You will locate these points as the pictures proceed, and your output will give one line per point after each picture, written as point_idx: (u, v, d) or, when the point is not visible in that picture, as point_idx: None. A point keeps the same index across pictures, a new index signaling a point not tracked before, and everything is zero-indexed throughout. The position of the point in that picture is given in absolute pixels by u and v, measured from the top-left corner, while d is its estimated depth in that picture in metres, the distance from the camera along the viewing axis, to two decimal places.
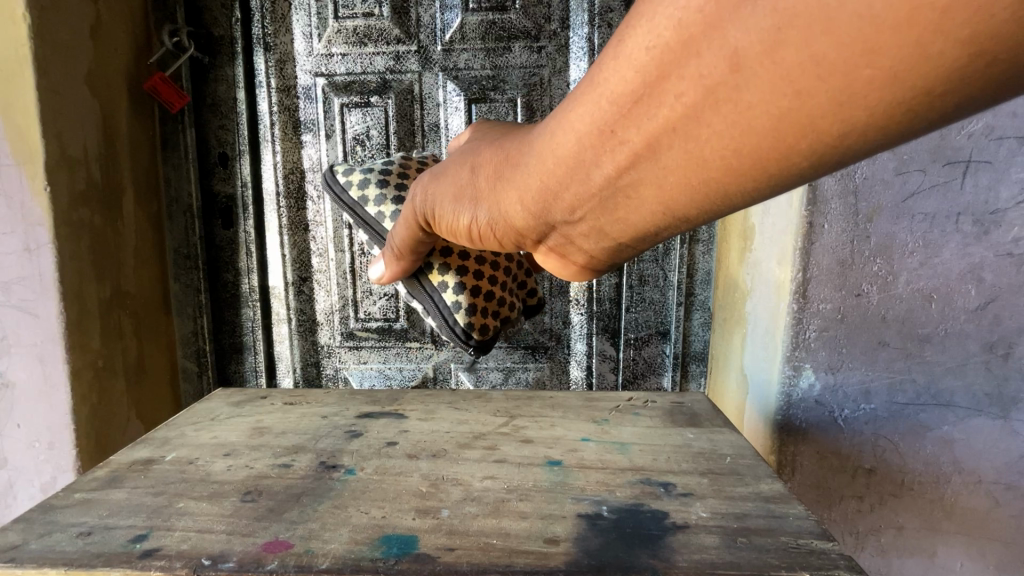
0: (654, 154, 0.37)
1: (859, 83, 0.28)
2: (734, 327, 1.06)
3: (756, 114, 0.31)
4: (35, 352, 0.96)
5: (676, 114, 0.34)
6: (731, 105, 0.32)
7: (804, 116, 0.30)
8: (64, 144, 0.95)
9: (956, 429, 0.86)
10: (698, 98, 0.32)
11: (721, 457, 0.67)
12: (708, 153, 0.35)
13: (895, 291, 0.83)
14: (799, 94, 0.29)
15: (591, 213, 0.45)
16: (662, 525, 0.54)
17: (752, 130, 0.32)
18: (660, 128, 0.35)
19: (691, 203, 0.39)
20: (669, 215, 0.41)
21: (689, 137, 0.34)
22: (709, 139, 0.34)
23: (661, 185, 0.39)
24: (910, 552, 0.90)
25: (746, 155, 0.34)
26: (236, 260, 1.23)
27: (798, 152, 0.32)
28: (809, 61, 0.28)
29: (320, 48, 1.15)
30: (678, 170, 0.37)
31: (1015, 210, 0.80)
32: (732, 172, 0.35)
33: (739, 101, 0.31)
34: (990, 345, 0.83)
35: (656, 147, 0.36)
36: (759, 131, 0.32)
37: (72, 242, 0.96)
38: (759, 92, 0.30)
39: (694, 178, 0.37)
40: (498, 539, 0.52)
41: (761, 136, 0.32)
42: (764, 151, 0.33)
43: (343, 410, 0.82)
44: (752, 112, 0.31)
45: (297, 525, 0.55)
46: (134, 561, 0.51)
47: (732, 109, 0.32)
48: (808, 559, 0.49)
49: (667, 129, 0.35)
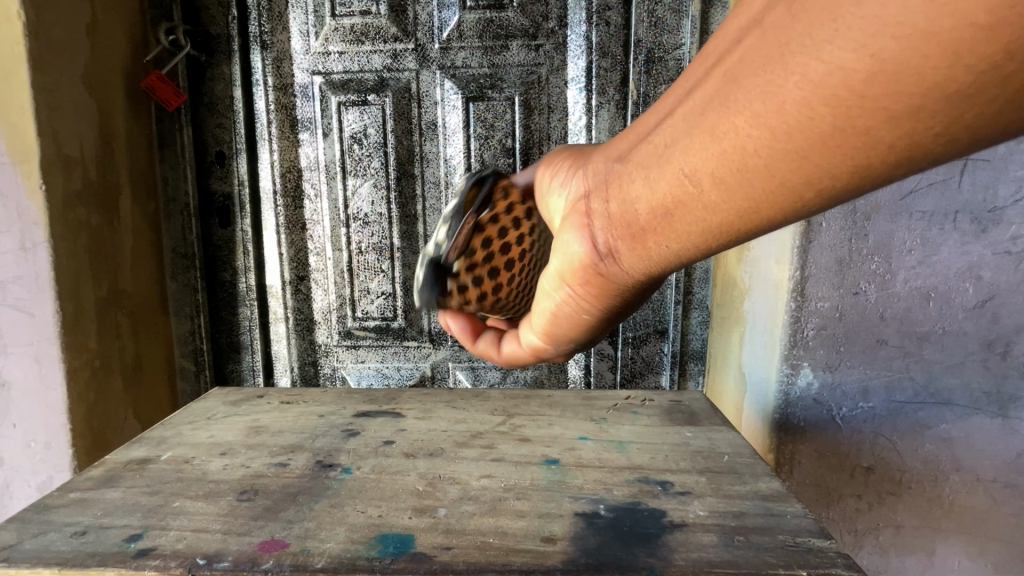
0: (692, 128, 0.35)
1: (915, 25, 0.25)
2: (732, 326, 1.06)
3: (795, 82, 0.29)
4: (31, 352, 0.96)
5: (732, 62, 0.32)
6: (776, 71, 0.30)
7: (848, 68, 0.27)
8: (59, 144, 0.94)
9: (954, 427, 0.86)
10: (748, 60, 0.31)
11: (719, 456, 0.67)
12: (749, 116, 0.31)
13: (893, 290, 0.83)
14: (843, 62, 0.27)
15: (612, 207, 0.42)
16: (660, 523, 0.54)
17: (797, 79, 0.29)
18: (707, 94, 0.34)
19: (717, 179, 0.35)
20: (684, 223, 0.38)
21: (733, 85, 0.32)
22: (749, 87, 0.31)
23: (685, 171, 0.36)
24: (908, 551, 0.90)
25: (788, 116, 0.30)
26: (234, 259, 1.23)
27: (826, 139, 0.30)
28: (862, 19, 0.26)
29: (317, 46, 1.15)
30: (714, 127, 0.33)
31: (1013, 209, 0.80)
32: (769, 139, 0.31)
33: (790, 41, 0.29)
34: (988, 343, 0.83)
35: (705, 97, 0.34)
36: (793, 104, 0.30)
37: (68, 242, 0.96)
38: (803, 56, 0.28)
39: (725, 142, 0.33)
40: (495, 538, 0.52)
41: (805, 81, 0.29)
42: (793, 134, 0.30)
43: (340, 409, 0.82)
44: (791, 57, 0.29)
45: (293, 524, 0.55)
46: (128, 561, 0.50)
47: (775, 75, 0.30)
48: (806, 558, 0.49)
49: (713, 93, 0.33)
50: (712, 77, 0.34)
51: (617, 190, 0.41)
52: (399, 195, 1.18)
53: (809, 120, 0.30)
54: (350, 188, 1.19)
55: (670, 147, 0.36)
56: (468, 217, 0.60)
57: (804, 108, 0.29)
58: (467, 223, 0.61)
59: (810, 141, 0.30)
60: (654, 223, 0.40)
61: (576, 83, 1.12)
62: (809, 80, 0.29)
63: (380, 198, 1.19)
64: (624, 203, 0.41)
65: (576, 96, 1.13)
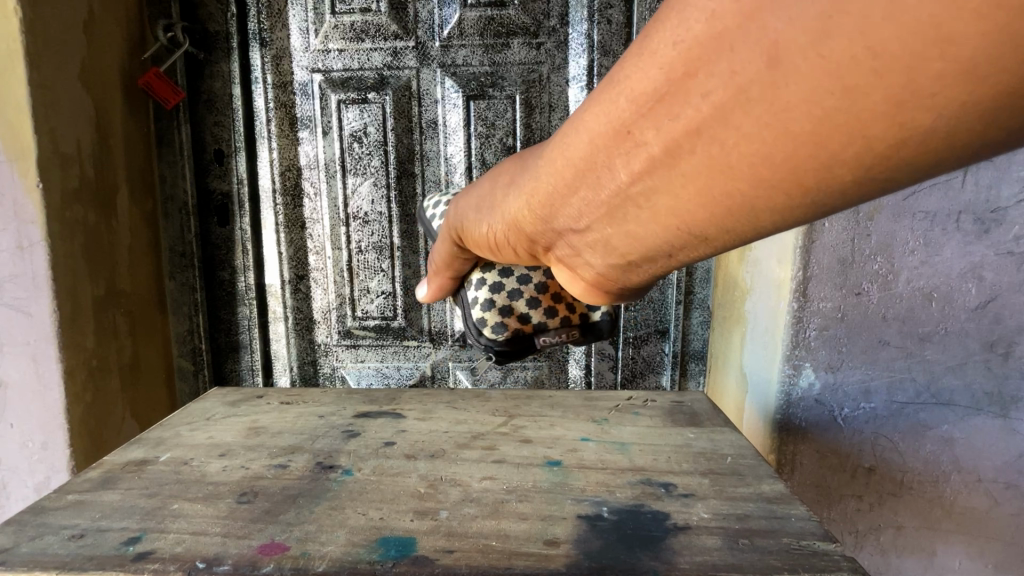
0: (671, 179, 0.32)
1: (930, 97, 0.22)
2: (733, 326, 1.06)
3: (789, 143, 0.26)
4: (29, 351, 0.95)
5: (699, 116, 0.28)
6: (765, 131, 0.27)
7: (854, 133, 0.25)
8: (57, 141, 0.93)
9: (955, 428, 0.86)
10: (722, 116, 0.27)
11: (721, 457, 0.66)
12: (741, 171, 0.29)
13: (895, 291, 0.83)
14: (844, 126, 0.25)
15: (595, 240, 0.40)
16: (663, 526, 0.53)
17: (803, 141, 0.26)
18: (675, 146, 0.30)
19: (715, 225, 0.33)
20: (682, 250, 0.37)
21: (711, 140, 0.29)
22: (732, 142, 0.28)
23: (676, 214, 0.33)
24: (908, 552, 0.90)
25: (789, 172, 0.28)
26: (232, 258, 1.22)
27: (829, 189, 0.28)
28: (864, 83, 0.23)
29: (316, 44, 1.14)
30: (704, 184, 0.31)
31: (1016, 209, 0.79)
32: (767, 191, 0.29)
33: (783, 101, 0.25)
34: (990, 344, 0.83)
35: (676, 153, 0.30)
36: (791, 163, 0.27)
37: (65, 241, 0.95)
38: (795, 117, 0.25)
39: (722, 198, 0.31)
40: (497, 541, 0.51)
41: (813, 146, 0.26)
42: (793, 186, 0.28)
43: (340, 410, 0.81)
44: (789, 118, 0.26)
45: (293, 527, 0.54)
46: (127, 565, 0.50)
47: (765, 135, 0.27)
48: (810, 561, 0.49)
49: (685, 146, 0.30)
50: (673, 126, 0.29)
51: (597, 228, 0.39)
52: (398, 193, 1.18)
53: (808, 175, 0.28)
54: (350, 186, 1.18)
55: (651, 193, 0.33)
56: (547, 337, 0.74)
57: (816, 169, 0.27)
58: (560, 333, 0.75)
59: (807, 192, 0.29)
60: (651, 254, 0.38)
61: (578, 81, 1.12)
62: (816, 142, 0.26)
63: (380, 197, 1.18)
64: (613, 239, 0.39)
65: (578, 95, 1.13)
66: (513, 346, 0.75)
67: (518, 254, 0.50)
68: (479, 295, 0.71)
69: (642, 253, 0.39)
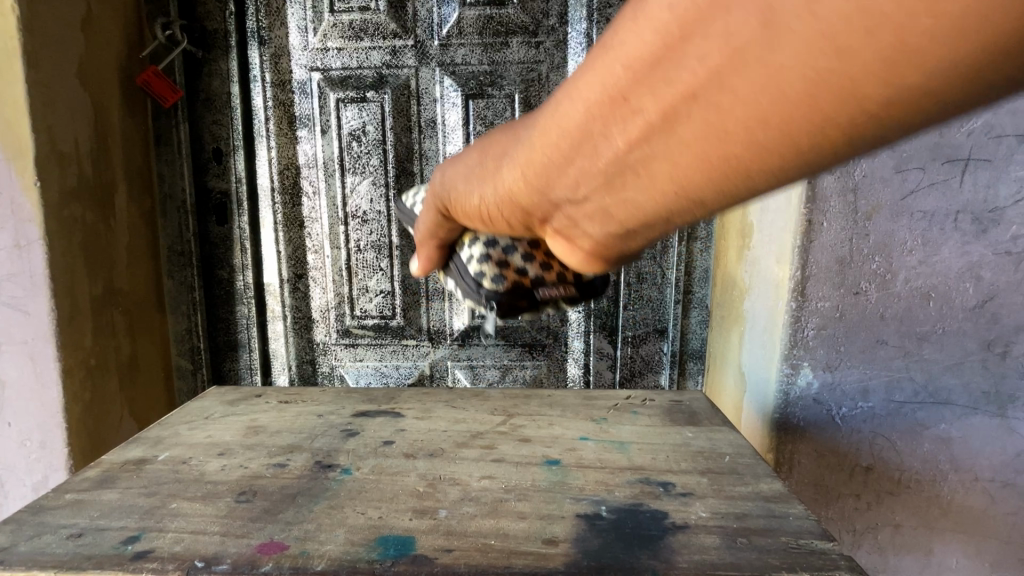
0: (668, 144, 0.30)
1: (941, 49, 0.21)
2: (732, 325, 1.06)
3: (790, 103, 0.25)
4: (27, 350, 0.95)
5: (698, 78, 0.27)
6: (767, 89, 0.25)
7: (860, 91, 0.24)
8: (55, 140, 0.93)
9: (953, 427, 0.86)
10: (721, 77, 0.26)
11: (720, 456, 0.66)
12: (741, 134, 0.28)
13: (893, 290, 0.83)
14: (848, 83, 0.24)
15: (588, 213, 0.39)
16: (662, 525, 0.54)
17: (810, 95, 0.25)
18: (672, 110, 0.29)
19: (716, 192, 0.32)
20: (679, 218, 0.36)
21: (710, 102, 0.27)
22: (732, 103, 0.27)
23: (673, 181, 0.32)
24: (906, 550, 0.90)
25: (789, 136, 0.27)
26: (231, 257, 1.22)
27: (828, 150, 0.27)
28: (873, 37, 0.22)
29: (315, 42, 1.14)
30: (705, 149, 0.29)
31: (1014, 209, 0.80)
32: (767, 155, 0.28)
33: (784, 57, 0.24)
34: (988, 343, 0.83)
35: (673, 118, 0.29)
36: (791, 125, 0.26)
37: (63, 240, 0.95)
38: (796, 75, 0.24)
39: (724, 162, 0.29)
40: (496, 540, 0.52)
41: (814, 106, 0.25)
42: (793, 149, 0.27)
43: (339, 409, 0.81)
44: (793, 74, 0.24)
45: (292, 526, 0.54)
46: (126, 564, 0.50)
47: (766, 95, 0.26)
48: (808, 559, 0.49)
49: (683, 109, 0.28)
50: (671, 89, 0.28)
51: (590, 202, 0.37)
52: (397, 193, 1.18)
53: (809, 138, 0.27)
54: (349, 185, 1.18)
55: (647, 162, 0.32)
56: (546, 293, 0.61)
57: (818, 128, 0.26)
58: (558, 286, 0.61)
59: (807, 154, 0.28)
60: (647, 224, 0.37)
61: None
62: (819, 99, 0.25)
63: (378, 196, 1.18)
64: (608, 212, 0.37)
65: None
66: (511, 310, 0.63)
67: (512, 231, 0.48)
68: (472, 254, 0.61)
69: (639, 225, 0.37)
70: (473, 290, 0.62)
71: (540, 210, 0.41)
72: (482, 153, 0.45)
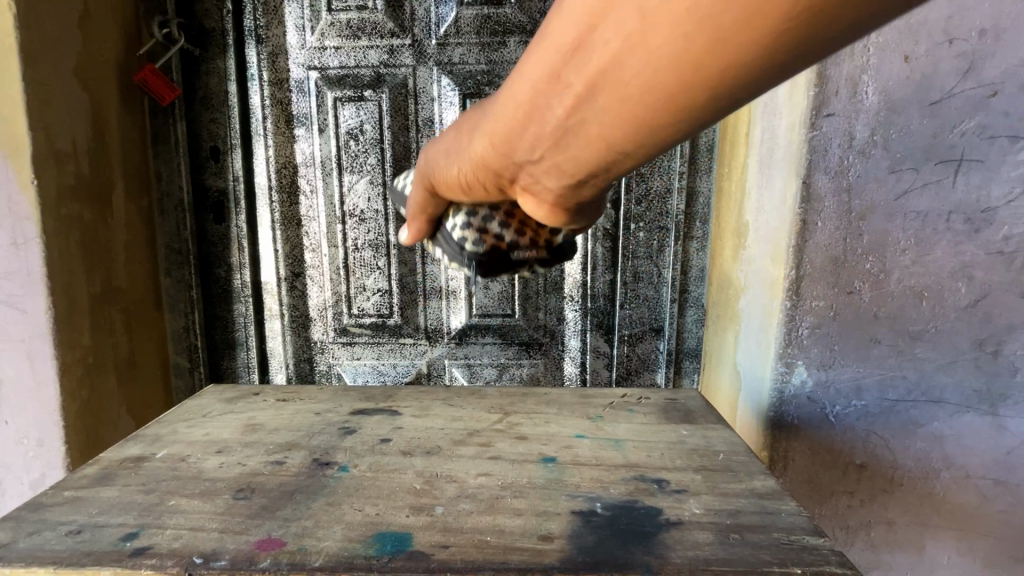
0: (603, 114, 0.33)
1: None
2: (727, 324, 1.07)
3: (698, 62, 0.27)
4: (23, 348, 0.95)
5: (613, 51, 0.29)
6: (673, 55, 0.27)
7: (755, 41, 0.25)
8: (52, 138, 0.93)
9: (945, 425, 0.87)
10: (631, 47, 0.28)
11: (714, 454, 0.67)
12: (662, 96, 0.30)
13: (886, 289, 0.84)
14: (746, 35, 0.25)
15: (547, 178, 0.41)
16: (656, 521, 0.54)
17: (712, 52, 0.26)
18: (600, 82, 0.31)
19: (655, 144, 0.34)
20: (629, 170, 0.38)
21: (629, 71, 0.29)
22: (649, 68, 0.29)
23: (612, 141, 0.34)
24: (898, 547, 0.91)
25: (703, 89, 0.29)
26: (228, 255, 1.22)
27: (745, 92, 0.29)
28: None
29: (313, 41, 1.14)
30: (634, 106, 0.31)
31: (1006, 209, 0.80)
32: (689, 108, 0.30)
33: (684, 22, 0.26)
34: (980, 342, 0.84)
35: (599, 89, 0.31)
36: (703, 80, 0.28)
37: (61, 238, 0.95)
38: (698, 40, 0.26)
39: (650, 118, 0.32)
40: (492, 537, 0.52)
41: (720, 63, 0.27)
42: (712, 99, 0.29)
43: (336, 407, 0.82)
44: (693, 32, 0.26)
45: (290, 523, 0.55)
46: (125, 560, 0.50)
47: (673, 60, 0.27)
48: (801, 555, 0.49)
49: (608, 79, 0.30)
50: (592, 62, 0.30)
51: (547, 168, 0.40)
52: None
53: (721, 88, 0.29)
54: (347, 184, 1.18)
55: (587, 129, 0.34)
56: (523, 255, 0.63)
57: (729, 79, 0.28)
58: (533, 249, 0.63)
59: (726, 100, 0.30)
60: (601, 179, 0.40)
61: None
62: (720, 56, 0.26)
63: (376, 194, 1.18)
64: (564, 176, 0.40)
65: None
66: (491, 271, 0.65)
67: (488, 198, 0.51)
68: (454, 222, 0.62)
69: (594, 179, 0.40)
70: (454, 250, 0.63)
71: (506, 178, 0.44)
72: (454, 134, 0.48)
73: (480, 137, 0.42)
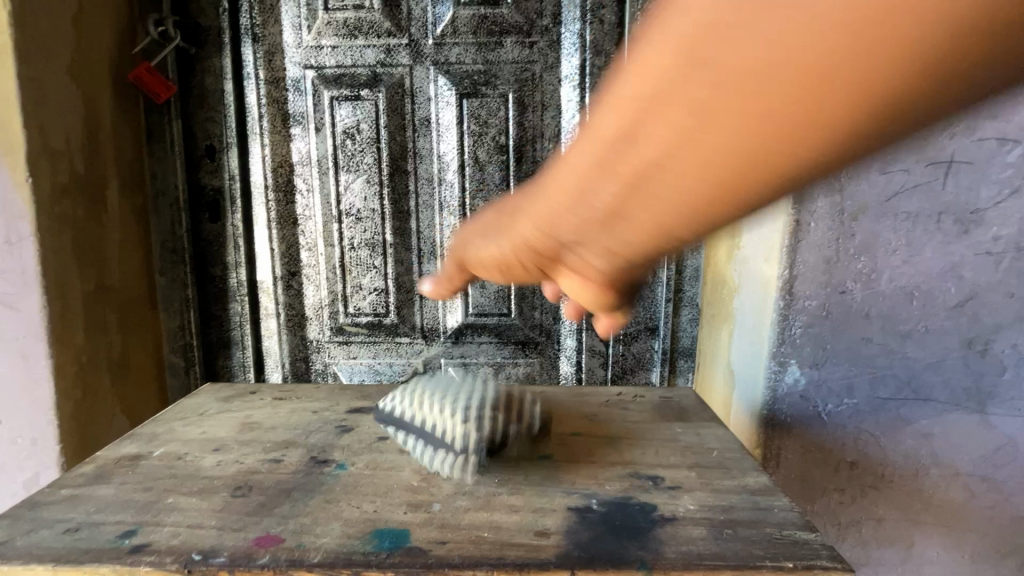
0: (660, 199, 0.30)
1: (911, 49, 0.20)
2: (721, 323, 1.08)
3: (773, 136, 0.25)
4: (16, 346, 0.95)
5: (672, 135, 0.27)
6: (746, 128, 0.25)
7: (843, 107, 0.22)
8: (46, 136, 0.93)
9: (934, 423, 0.88)
10: (692, 127, 0.26)
11: (708, 451, 0.68)
12: (730, 178, 0.27)
13: (877, 289, 0.85)
14: (829, 99, 0.22)
15: (589, 264, 0.38)
16: (651, 517, 0.55)
17: (789, 123, 0.24)
18: (658, 163, 0.28)
19: (715, 228, 0.31)
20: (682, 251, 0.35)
21: (690, 154, 0.27)
22: (712, 148, 0.26)
23: (669, 226, 0.31)
24: (888, 543, 0.92)
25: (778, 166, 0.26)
26: (224, 254, 1.22)
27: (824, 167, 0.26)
28: (842, 60, 0.21)
29: (309, 40, 1.14)
30: (700, 187, 0.28)
31: (994, 210, 0.82)
32: (760, 188, 0.27)
33: (754, 97, 0.23)
34: (969, 341, 0.86)
35: (659, 172, 0.28)
36: (779, 157, 0.25)
37: (55, 236, 0.95)
38: (774, 111, 0.24)
39: (714, 203, 0.29)
40: (489, 532, 0.53)
41: (800, 135, 0.24)
42: (787, 174, 0.26)
43: (333, 405, 0.82)
44: (766, 102, 0.23)
45: (288, 520, 0.55)
46: (123, 557, 0.50)
47: (745, 133, 0.25)
48: (792, 549, 0.50)
49: (666, 163, 0.28)
50: (648, 146, 0.28)
51: (591, 254, 0.37)
52: (391, 190, 1.18)
53: (801, 163, 0.25)
54: (343, 183, 1.18)
55: (637, 214, 0.31)
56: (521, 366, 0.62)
57: (810, 153, 0.25)
58: None
59: (803, 177, 0.26)
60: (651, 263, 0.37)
61: (570, 80, 1.13)
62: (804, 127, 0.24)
63: (372, 194, 1.18)
64: (609, 262, 0.37)
65: (570, 94, 1.14)
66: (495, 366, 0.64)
67: (526, 280, 0.48)
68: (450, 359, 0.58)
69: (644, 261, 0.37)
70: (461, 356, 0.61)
71: (545, 261, 0.42)
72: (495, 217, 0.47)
73: (525, 219, 0.40)
